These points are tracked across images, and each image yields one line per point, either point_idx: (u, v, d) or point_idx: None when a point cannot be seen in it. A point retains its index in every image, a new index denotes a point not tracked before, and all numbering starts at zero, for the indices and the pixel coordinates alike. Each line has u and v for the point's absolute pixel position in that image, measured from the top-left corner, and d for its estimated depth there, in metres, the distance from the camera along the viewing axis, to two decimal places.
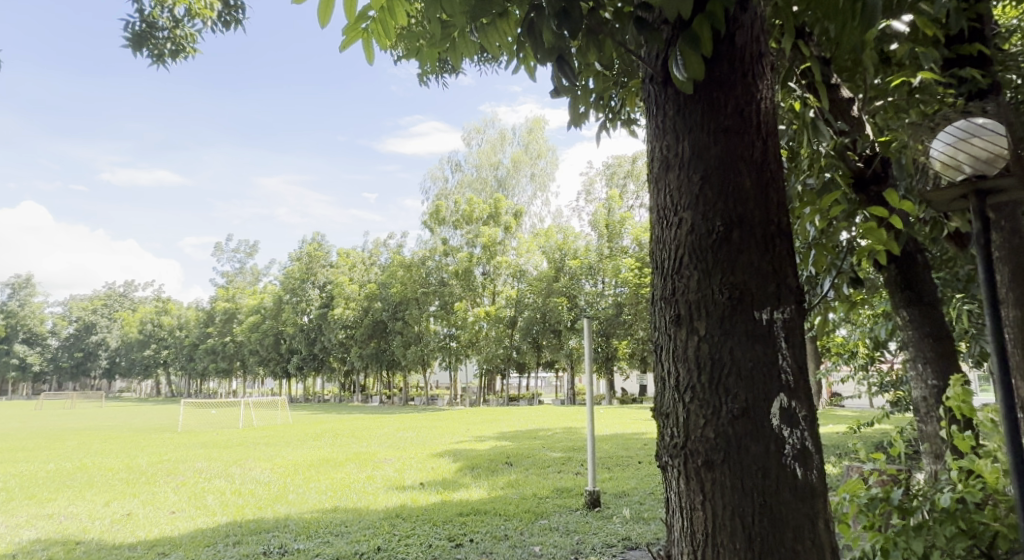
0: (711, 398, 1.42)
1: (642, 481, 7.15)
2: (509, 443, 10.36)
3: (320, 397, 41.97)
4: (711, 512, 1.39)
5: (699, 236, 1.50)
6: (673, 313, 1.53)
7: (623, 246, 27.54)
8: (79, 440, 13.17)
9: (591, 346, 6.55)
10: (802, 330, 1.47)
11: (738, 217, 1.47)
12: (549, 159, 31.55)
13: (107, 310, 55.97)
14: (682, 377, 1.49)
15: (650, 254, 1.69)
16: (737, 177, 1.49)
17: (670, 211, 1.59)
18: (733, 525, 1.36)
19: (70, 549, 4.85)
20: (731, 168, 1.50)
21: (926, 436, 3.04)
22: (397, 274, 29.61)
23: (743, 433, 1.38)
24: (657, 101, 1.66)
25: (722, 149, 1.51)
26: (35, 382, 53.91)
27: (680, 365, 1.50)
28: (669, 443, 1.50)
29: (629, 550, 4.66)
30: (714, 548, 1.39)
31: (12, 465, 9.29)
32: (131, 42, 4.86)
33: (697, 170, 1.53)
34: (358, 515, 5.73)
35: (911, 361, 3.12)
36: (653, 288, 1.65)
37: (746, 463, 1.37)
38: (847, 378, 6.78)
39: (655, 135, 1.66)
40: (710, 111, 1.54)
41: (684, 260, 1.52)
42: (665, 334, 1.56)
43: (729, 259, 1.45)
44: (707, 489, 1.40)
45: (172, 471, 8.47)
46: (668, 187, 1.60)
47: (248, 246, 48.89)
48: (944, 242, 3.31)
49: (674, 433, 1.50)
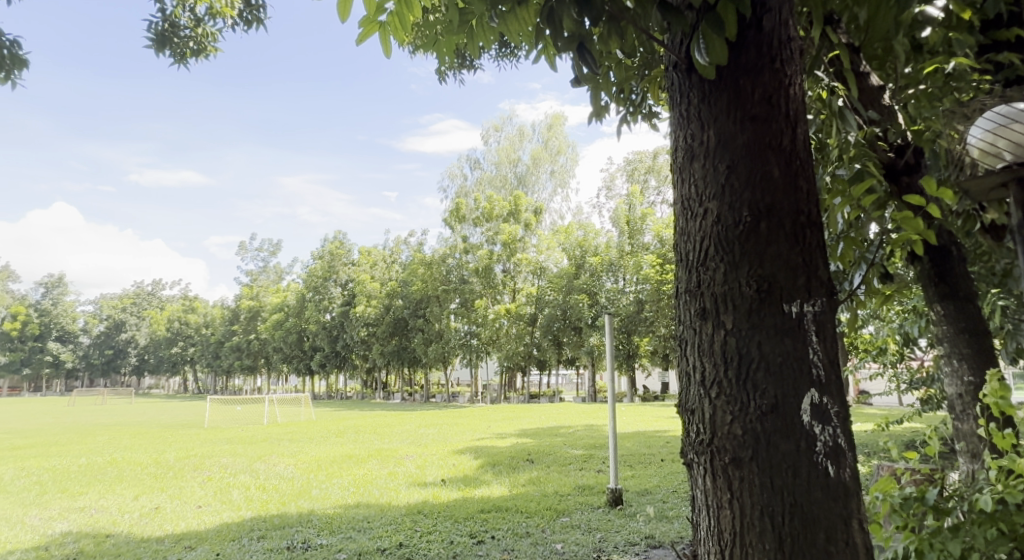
0: (739, 394, 1.38)
1: (665, 479, 7.08)
2: (530, 440, 10.33)
3: (343, 394, 42.38)
4: (739, 511, 1.36)
5: (725, 227, 1.45)
6: (698, 306, 1.49)
7: (644, 242, 27.29)
8: (109, 436, 13.46)
9: (613, 343, 6.47)
10: (834, 323, 1.42)
11: (766, 208, 1.43)
12: (568, 155, 31.42)
13: (137, 309, 57.17)
14: (707, 372, 1.45)
15: (674, 246, 1.65)
16: (764, 165, 1.45)
17: (694, 202, 1.55)
18: (763, 524, 1.32)
19: (100, 542, 4.94)
20: (758, 157, 1.46)
21: (961, 435, 2.95)
22: (418, 272, 29.76)
23: (772, 430, 1.34)
24: (681, 89, 1.62)
25: (749, 138, 1.47)
26: (68, 379, 55.30)
27: (705, 359, 1.46)
28: (695, 440, 1.47)
29: (652, 549, 4.62)
30: (743, 548, 1.35)
31: (45, 459, 9.51)
32: (155, 42, 4.93)
33: (723, 160, 1.49)
34: (380, 511, 5.76)
35: (945, 358, 3.02)
36: (677, 282, 1.61)
37: (775, 461, 1.33)
38: (876, 375, 6.63)
39: (678, 124, 1.62)
40: (736, 99, 1.49)
41: (710, 251, 1.48)
42: (689, 328, 1.52)
43: (756, 250, 1.41)
44: (736, 487, 1.37)
45: (198, 466, 8.61)
46: (693, 178, 1.56)
47: (271, 245, 49.52)
48: (980, 235, 3.20)
49: (699, 430, 1.46)
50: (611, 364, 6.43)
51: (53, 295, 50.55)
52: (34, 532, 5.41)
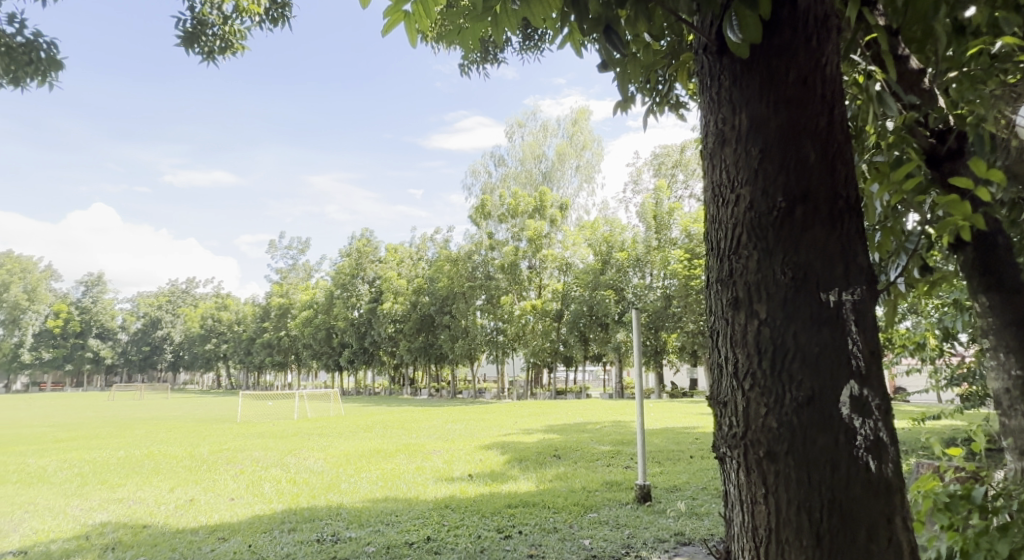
0: (774, 385, 1.33)
1: (694, 475, 7.00)
2: (557, 436, 10.29)
3: (371, 390, 42.87)
4: (774, 507, 1.31)
5: (759, 213, 1.40)
6: (730, 296, 1.45)
7: (672, 237, 26.99)
8: (145, 430, 13.81)
9: (640, 340, 6.38)
10: (874, 312, 1.36)
11: (802, 193, 1.38)
12: (594, 150, 31.26)
13: (172, 306, 58.62)
14: (741, 363, 1.41)
15: (705, 236, 1.60)
16: (798, 148, 1.40)
17: (727, 188, 1.50)
18: (800, 521, 1.27)
19: (137, 532, 5.06)
20: (793, 140, 1.40)
21: (1010, 432, 2.84)
22: (444, 268, 29.90)
23: (809, 423, 1.29)
24: (711, 72, 1.57)
25: (782, 121, 1.42)
26: (107, 374, 56.93)
27: (738, 350, 1.42)
28: (728, 434, 1.43)
29: (682, 546, 4.56)
30: (779, 546, 1.30)
31: (86, 452, 9.79)
32: (183, 40, 5.01)
33: (756, 145, 1.44)
34: (408, 505, 5.80)
35: (991, 351, 2.92)
36: (708, 272, 1.57)
37: (813, 455, 1.28)
38: (912, 371, 6.46)
39: (710, 109, 1.57)
40: (769, 80, 1.44)
41: (742, 240, 1.43)
42: (722, 318, 1.48)
43: (791, 237, 1.36)
44: (771, 482, 1.32)
45: (231, 459, 8.78)
46: (724, 164, 1.51)
47: (300, 243, 50.30)
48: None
49: (732, 423, 1.42)
50: (639, 360, 6.35)
51: (92, 293, 52.11)
52: (76, 521, 5.56)
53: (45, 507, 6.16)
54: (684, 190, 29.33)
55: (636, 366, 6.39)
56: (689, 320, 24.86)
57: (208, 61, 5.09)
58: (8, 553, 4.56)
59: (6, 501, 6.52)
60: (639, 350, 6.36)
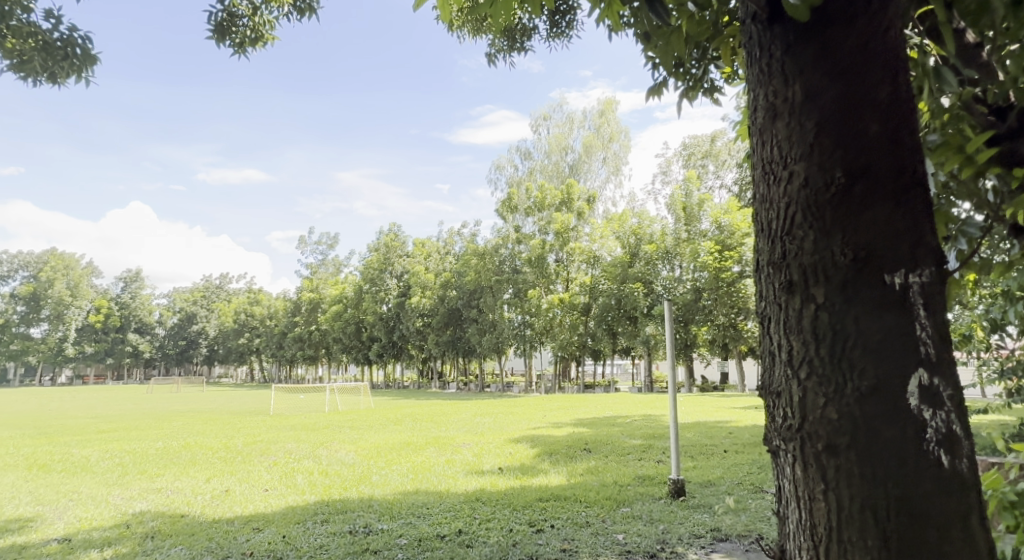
0: (834, 374, 1.25)
1: (728, 471, 6.87)
2: (587, 430, 10.20)
3: (400, 383, 43.26)
4: (836, 503, 1.23)
5: (815, 191, 1.32)
6: (783, 279, 1.36)
7: (702, 229, 26.55)
8: (182, 422, 14.13)
9: (672, 335, 6.24)
10: (944, 294, 1.26)
11: (861, 167, 1.28)
12: (621, 142, 30.93)
13: (206, 302, 59.97)
14: (796, 350, 1.33)
15: (755, 216, 1.52)
16: (858, 119, 1.30)
17: (777, 164, 1.41)
18: (863, 518, 1.19)
19: (176, 521, 5.14)
20: (853, 112, 1.31)
21: None
22: (471, 262, 29.95)
23: (872, 414, 1.20)
24: (761, 43, 1.48)
25: (839, 92, 1.33)
26: (146, 368, 58.57)
27: (793, 337, 1.34)
28: (782, 426, 1.35)
29: (719, 541, 4.46)
30: (840, 544, 1.22)
31: (126, 443, 10.04)
32: (215, 32, 5.04)
33: (811, 118, 1.35)
34: (439, 498, 5.81)
35: None
36: (758, 254, 1.48)
37: (879, 449, 1.19)
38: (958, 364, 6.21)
39: (760, 82, 1.48)
40: (824, 49, 1.35)
41: (796, 219, 1.35)
42: (774, 303, 1.40)
43: (850, 215, 1.27)
44: (830, 477, 1.24)
45: (265, 451, 8.91)
46: (775, 140, 1.42)
47: (329, 239, 50.97)
48: None
49: (786, 415, 1.34)
50: (671, 354, 6.22)
51: (131, 289, 53.59)
52: (116, 510, 5.68)
53: (89, 496, 6.30)
54: (714, 181, 28.96)
55: (668, 361, 6.26)
56: (720, 313, 24.45)
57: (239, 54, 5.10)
58: (53, 540, 4.67)
59: (50, 490, 6.71)
60: (671, 344, 6.24)
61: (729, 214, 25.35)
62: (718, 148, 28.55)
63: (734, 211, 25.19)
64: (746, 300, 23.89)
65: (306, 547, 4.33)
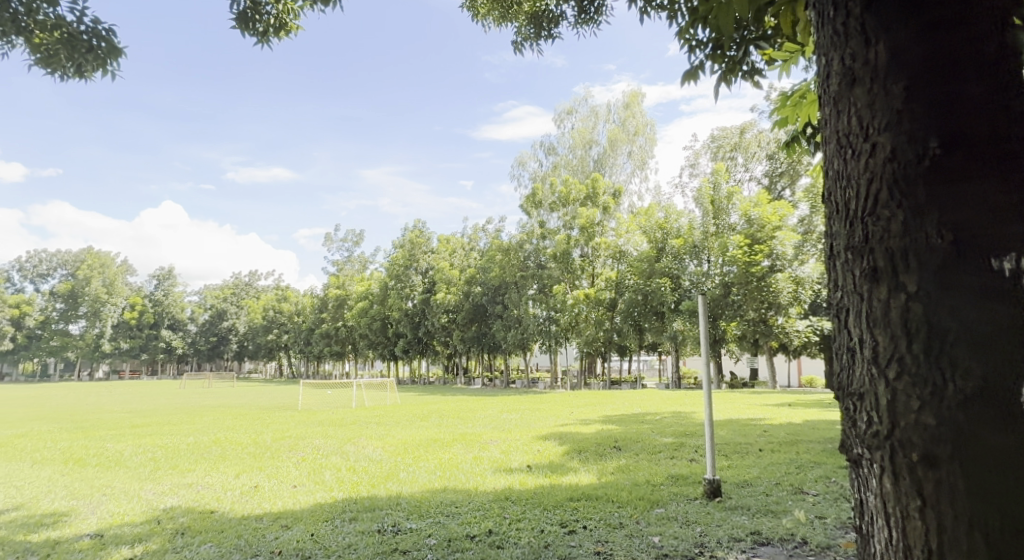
0: (932, 362, 1.40)
1: (765, 471, 6.69)
2: (616, 427, 10.06)
3: (425, 379, 43.41)
4: (937, 481, 1.39)
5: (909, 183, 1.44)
6: (872, 271, 1.50)
7: (731, 222, 26.02)
8: (213, 417, 14.29)
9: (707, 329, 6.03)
10: None
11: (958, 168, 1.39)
12: (647, 135, 30.55)
13: (236, 298, 60.89)
14: (888, 339, 1.48)
15: (835, 207, 1.65)
16: (954, 118, 1.40)
17: (866, 155, 1.53)
18: (959, 494, 1.36)
19: (206, 517, 5.12)
20: (951, 108, 1.40)
21: None
22: (496, 258, 29.87)
23: (973, 399, 1.35)
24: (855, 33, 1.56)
25: (935, 88, 1.42)
26: (179, 363, 59.78)
27: (884, 327, 1.49)
28: (874, 407, 1.51)
29: (760, 545, 4.30)
30: (936, 517, 1.40)
31: (159, 437, 10.16)
32: (238, 20, 4.97)
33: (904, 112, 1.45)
34: (467, 496, 5.71)
35: None
36: (838, 244, 1.63)
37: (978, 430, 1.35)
38: None
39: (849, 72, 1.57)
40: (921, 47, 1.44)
41: (886, 214, 1.47)
42: (862, 294, 1.54)
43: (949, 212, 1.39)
44: (928, 455, 1.41)
45: (293, 446, 8.93)
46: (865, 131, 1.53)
47: (355, 236, 51.34)
48: None
49: (879, 398, 1.50)
50: (707, 350, 6.02)
51: (163, 286, 54.65)
52: (148, 505, 5.69)
53: (121, 490, 6.34)
54: (743, 174, 28.46)
55: (703, 358, 6.06)
56: (750, 308, 24.01)
57: (264, 41, 4.94)
58: (85, 535, 4.67)
59: (85, 484, 6.77)
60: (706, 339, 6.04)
61: (759, 207, 24.84)
62: (748, 140, 28.01)
63: (764, 204, 24.70)
64: (778, 295, 23.37)
65: (335, 546, 4.27)
